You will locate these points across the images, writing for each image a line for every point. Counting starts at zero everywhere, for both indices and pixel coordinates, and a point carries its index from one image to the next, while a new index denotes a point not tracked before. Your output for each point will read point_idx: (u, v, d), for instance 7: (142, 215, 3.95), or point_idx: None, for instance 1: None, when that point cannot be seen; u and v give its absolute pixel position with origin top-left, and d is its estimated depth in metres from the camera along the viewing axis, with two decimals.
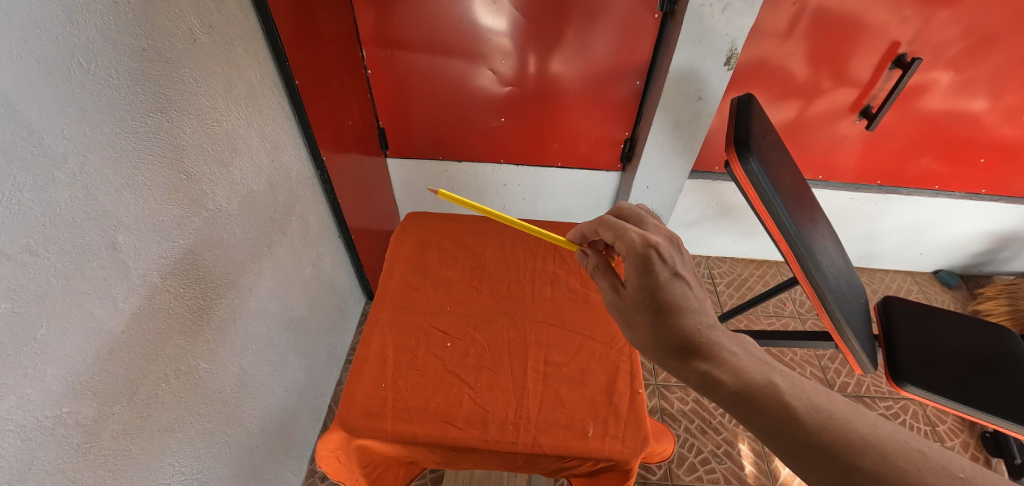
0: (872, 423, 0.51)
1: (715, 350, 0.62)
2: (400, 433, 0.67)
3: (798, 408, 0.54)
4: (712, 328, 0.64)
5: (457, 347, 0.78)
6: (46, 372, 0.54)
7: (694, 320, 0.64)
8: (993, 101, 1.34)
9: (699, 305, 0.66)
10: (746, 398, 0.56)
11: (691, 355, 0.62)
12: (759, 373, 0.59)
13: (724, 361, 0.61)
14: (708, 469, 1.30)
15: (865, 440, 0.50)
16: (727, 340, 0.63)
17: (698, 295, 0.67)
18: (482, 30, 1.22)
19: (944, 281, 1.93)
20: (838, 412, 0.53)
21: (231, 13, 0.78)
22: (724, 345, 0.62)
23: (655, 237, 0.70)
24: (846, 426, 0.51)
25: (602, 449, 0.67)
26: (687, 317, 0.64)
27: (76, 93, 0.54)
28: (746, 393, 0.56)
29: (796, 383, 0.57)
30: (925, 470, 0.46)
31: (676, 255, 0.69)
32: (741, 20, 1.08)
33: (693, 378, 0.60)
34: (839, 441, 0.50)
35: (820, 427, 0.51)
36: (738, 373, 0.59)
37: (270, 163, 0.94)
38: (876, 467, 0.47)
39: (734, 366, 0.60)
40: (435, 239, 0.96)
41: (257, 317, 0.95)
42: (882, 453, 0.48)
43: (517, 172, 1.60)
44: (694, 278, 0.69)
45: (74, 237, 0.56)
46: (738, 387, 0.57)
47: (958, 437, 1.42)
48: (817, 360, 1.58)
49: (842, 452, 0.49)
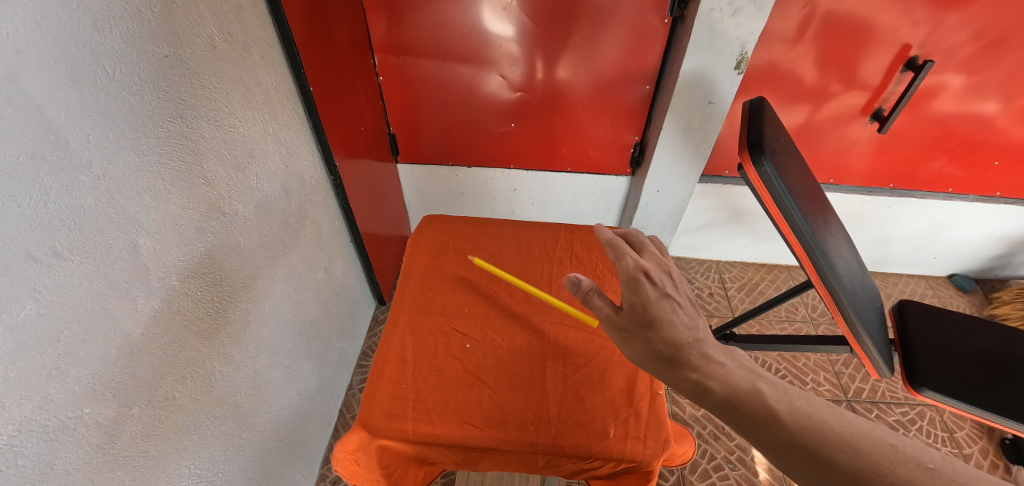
0: (848, 422, 0.51)
1: (703, 360, 0.60)
2: (421, 433, 0.67)
3: (782, 411, 0.53)
4: (703, 341, 0.63)
5: (476, 349, 0.78)
6: (69, 373, 0.55)
7: (683, 333, 0.63)
8: (1005, 104, 1.33)
9: (688, 320, 0.65)
10: (732, 405, 0.55)
11: (682, 366, 0.60)
12: (745, 380, 0.57)
13: (712, 370, 0.59)
14: (721, 476, 1.29)
15: (840, 437, 0.49)
16: (716, 350, 0.61)
17: (688, 311, 0.66)
18: (491, 36, 1.24)
19: (959, 285, 1.90)
20: (815, 413, 0.52)
21: (248, 21, 0.80)
22: (713, 354, 0.61)
23: (646, 261, 0.70)
24: (822, 424, 0.51)
25: (624, 450, 0.67)
26: (676, 330, 0.63)
27: (100, 99, 0.55)
28: (734, 398, 0.55)
29: (781, 389, 0.56)
30: (897, 462, 0.46)
31: (666, 279, 0.69)
32: (751, 25, 1.08)
33: (685, 389, 0.59)
34: (815, 439, 0.49)
35: (799, 426, 0.51)
36: (725, 381, 0.57)
37: (285, 168, 0.95)
38: (852, 462, 0.47)
39: (723, 375, 0.58)
40: (451, 242, 0.97)
41: (271, 319, 0.95)
42: (857, 449, 0.48)
43: (527, 177, 1.61)
44: (687, 299, 0.68)
45: (97, 240, 0.56)
46: (726, 394, 0.56)
47: (977, 443, 1.39)
48: (831, 365, 1.56)
49: (820, 449, 0.49)
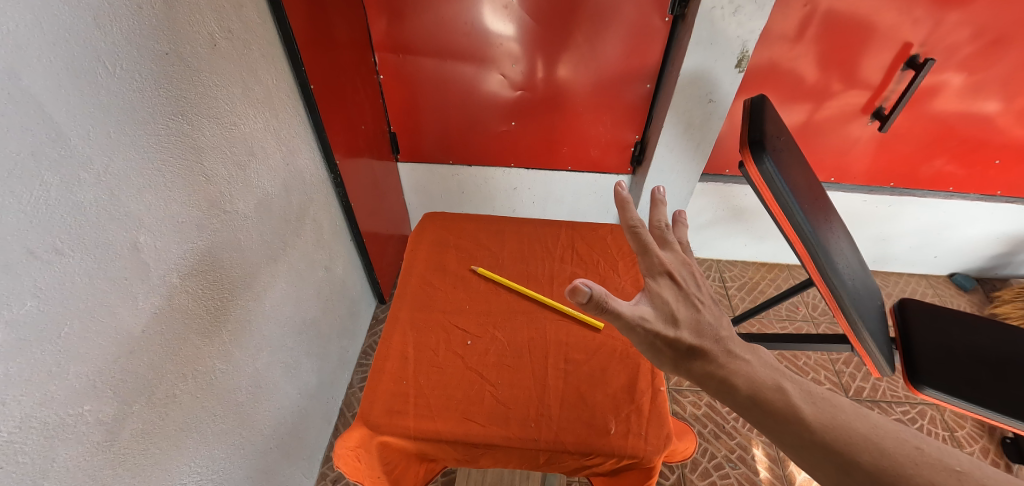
0: (873, 422, 0.51)
1: (727, 357, 0.59)
2: (421, 430, 0.67)
3: (805, 410, 0.53)
4: (727, 338, 0.62)
5: (477, 345, 0.78)
6: (69, 370, 0.55)
7: (708, 330, 0.62)
8: (1005, 103, 1.33)
9: (712, 318, 0.64)
10: (757, 401, 0.54)
11: (705, 361, 0.59)
12: (769, 378, 0.57)
13: (736, 367, 0.58)
14: (722, 475, 1.29)
15: (864, 438, 0.49)
16: (741, 348, 0.61)
17: (712, 310, 0.66)
18: (492, 35, 1.23)
19: (960, 284, 1.90)
20: (840, 413, 0.52)
21: (249, 18, 0.80)
22: (737, 353, 0.60)
23: (670, 260, 0.70)
24: (848, 425, 0.50)
25: (625, 446, 0.67)
26: (701, 327, 0.63)
27: (101, 96, 0.55)
28: (758, 396, 0.55)
29: (805, 389, 0.55)
30: (923, 464, 0.46)
31: (688, 278, 0.68)
32: (752, 23, 1.08)
33: (706, 383, 0.58)
34: (839, 437, 0.49)
35: (823, 426, 0.51)
36: (750, 379, 0.57)
37: (285, 166, 0.95)
38: (874, 462, 0.47)
39: (747, 373, 0.57)
40: (452, 239, 0.97)
41: (271, 317, 0.95)
42: (882, 450, 0.48)
43: (527, 176, 1.61)
44: (710, 299, 0.67)
45: (98, 237, 0.56)
46: (749, 391, 0.55)
47: (978, 442, 1.39)
48: (831, 364, 1.56)
49: (843, 448, 0.49)
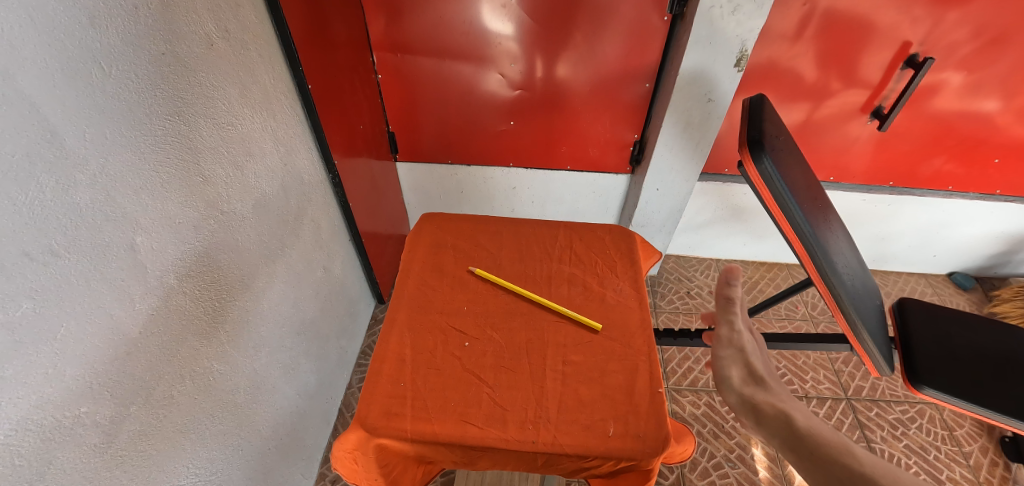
0: None
1: (798, 424, 0.61)
2: (418, 432, 0.67)
3: (869, 469, 0.52)
4: (804, 413, 0.64)
5: (475, 347, 0.78)
6: (66, 372, 0.54)
7: (784, 404, 0.65)
8: (1005, 102, 1.33)
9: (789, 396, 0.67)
10: (822, 460, 0.55)
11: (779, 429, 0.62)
12: (839, 441, 0.57)
13: (806, 432, 0.60)
14: (721, 474, 1.29)
15: None
16: (815, 420, 0.62)
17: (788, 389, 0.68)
18: (490, 34, 1.23)
19: (959, 283, 1.90)
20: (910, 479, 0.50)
21: (246, 18, 0.79)
22: (812, 422, 0.61)
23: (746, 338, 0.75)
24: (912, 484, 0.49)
25: (624, 448, 0.66)
26: (776, 400, 0.66)
27: (96, 96, 0.54)
28: (825, 455, 0.56)
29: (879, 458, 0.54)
30: None
31: (763, 357, 0.72)
32: (751, 21, 1.08)
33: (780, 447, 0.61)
34: None
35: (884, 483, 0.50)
36: (819, 441, 0.58)
37: (283, 167, 0.95)
38: None
39: (818, 437, 0.58)
40: (450, 240, 0.96)
41: (270, 318, 0.95)
42: None
43: (526, 175, 1.60)
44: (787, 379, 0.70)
45: (94, 238, 0.56)
46: (818, 452, 0.56)
47: (977, 441, 1.39)
48: (831, 364, 1.56)
49: None
